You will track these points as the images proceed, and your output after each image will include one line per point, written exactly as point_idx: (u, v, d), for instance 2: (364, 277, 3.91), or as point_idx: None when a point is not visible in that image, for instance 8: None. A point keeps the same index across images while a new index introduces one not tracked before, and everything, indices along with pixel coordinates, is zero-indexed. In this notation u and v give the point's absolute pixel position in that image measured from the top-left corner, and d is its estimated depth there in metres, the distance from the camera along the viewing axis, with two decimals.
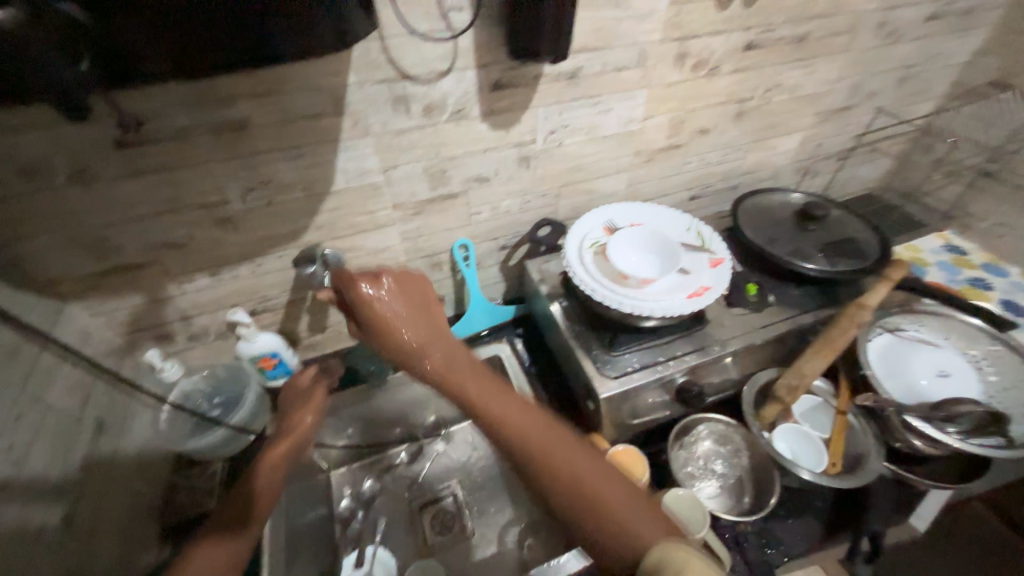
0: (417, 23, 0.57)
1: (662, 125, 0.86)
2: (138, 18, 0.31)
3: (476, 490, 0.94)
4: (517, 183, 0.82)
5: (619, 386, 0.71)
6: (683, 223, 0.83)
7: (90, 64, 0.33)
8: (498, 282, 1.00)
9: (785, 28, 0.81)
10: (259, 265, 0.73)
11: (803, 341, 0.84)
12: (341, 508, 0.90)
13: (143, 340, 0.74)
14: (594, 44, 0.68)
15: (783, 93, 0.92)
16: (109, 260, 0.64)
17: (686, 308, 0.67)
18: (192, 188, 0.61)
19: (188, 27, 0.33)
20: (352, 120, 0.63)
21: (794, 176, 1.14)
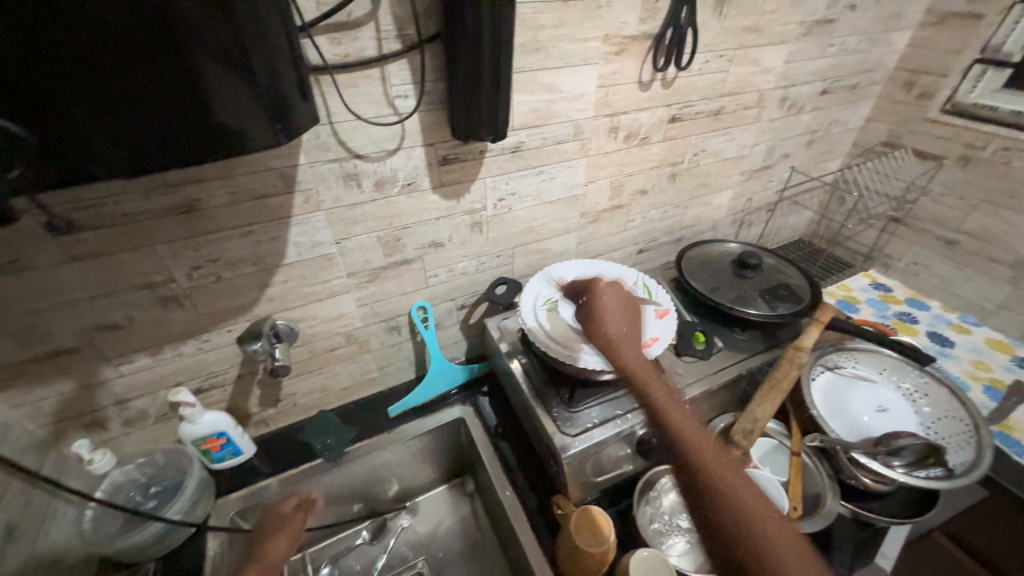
0: (364, 110, 0.62)
1: (603, 189, 0.93)
2: (70, 124, 0.34)
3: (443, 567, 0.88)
4: (471, 246, 0.86)
5: (580, 444, 0.70)
6: (630, 276, 0.87)
7: (23, 171, 0.34)
8: (459, 342, 1.01)
9: (702, 104, 0.92)
10: (206, 341, 0.71)
11: (753, 383, 0.88)
12: None
13: (71, 430, 0.69)
14: (533, 122, 0.75)
15: (709, 157, 1.03)
16: (37, 347, 0.60)
17: (636, 360, 0.69)
18: (135, 269, 0.60)
19: (121, 127, 0.35)
20: (304, 197, 0.65)
21: (730, 227, 1.24)
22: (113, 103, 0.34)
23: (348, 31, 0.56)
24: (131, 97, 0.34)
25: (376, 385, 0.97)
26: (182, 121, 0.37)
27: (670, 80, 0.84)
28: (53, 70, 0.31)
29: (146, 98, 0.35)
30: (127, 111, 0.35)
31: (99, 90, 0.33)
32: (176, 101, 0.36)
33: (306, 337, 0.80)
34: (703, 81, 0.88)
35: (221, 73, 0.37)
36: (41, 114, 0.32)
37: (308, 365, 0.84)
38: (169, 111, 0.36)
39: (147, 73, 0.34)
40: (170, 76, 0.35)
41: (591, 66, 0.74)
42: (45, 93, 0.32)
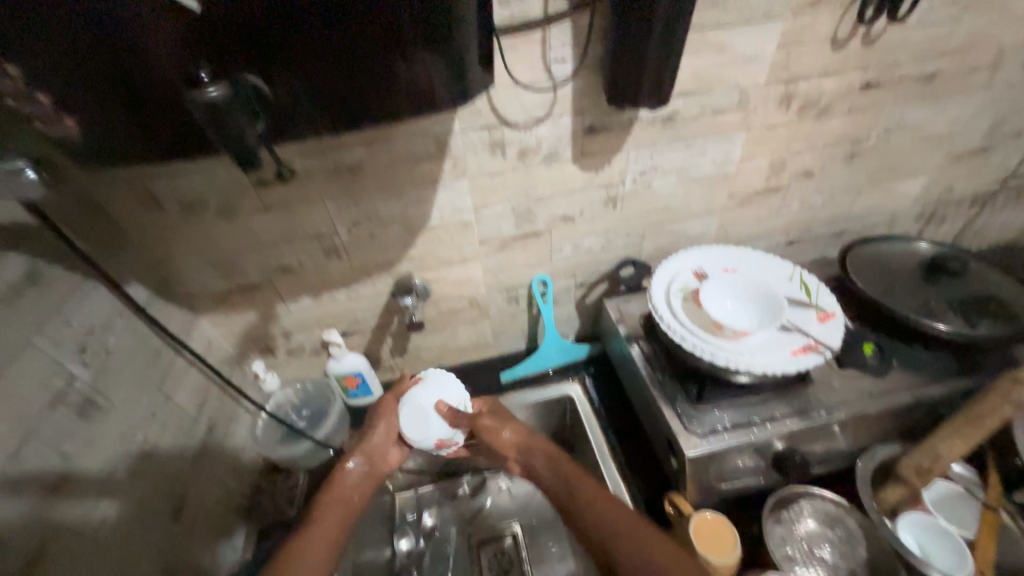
0: (521, 74, 0.60)
1: (761, 168, 0.81)
2: (289, 65, 0.35)
3: (537, 534, 0.90)
4: (602, 222, 0.82)
5: (708, 446, 0.65)
6: (784, 270, 0.76)
7: (264, 122, 0.37)
8: (572, 319, 0.99)
9: (910, 66, 0.74)
10: (356, 290, 0.79)
11: (933, 414, 0.72)
12: (400, 549, 0.87)
13: (251, 352, 0.83)
14: (694, 88, 0.67)
15: (903, 134, 0.83)
16: (235, 280, 0.72)
17: (789, 368, 0.61)
18: (309, 220, 0.67)
19: (324, 64, 0.36)
20: (452, 162, 0.66)
21: (914, 222, 1.02)
22: (319, 49, 0.35)
23: None
24: (315, 19, 0.33)
25: (490, 350, 1.00)
26: (378, 60, 0.36)
27: (874, 36, 0.68)
28: (280, 14, 0.32)
29: (347, 40, 0.35)
30: (338, 54, 0.35)
31: (309, 24, 0.33)
32: (371, 43, 0.35)
33: (436, 297, 0.85)
34: (920, 36, 0.70)
35: (407, 18, 0.35)
36: (271, 55, 0.34)
37: (434, 323, 0.90)
38: (365, 55, 0.36)
39: (357, 22, 0.34)
40: (373, 20, 0.34)
41: (775, 20, 0.63)
42: (265, 34, 0.33)
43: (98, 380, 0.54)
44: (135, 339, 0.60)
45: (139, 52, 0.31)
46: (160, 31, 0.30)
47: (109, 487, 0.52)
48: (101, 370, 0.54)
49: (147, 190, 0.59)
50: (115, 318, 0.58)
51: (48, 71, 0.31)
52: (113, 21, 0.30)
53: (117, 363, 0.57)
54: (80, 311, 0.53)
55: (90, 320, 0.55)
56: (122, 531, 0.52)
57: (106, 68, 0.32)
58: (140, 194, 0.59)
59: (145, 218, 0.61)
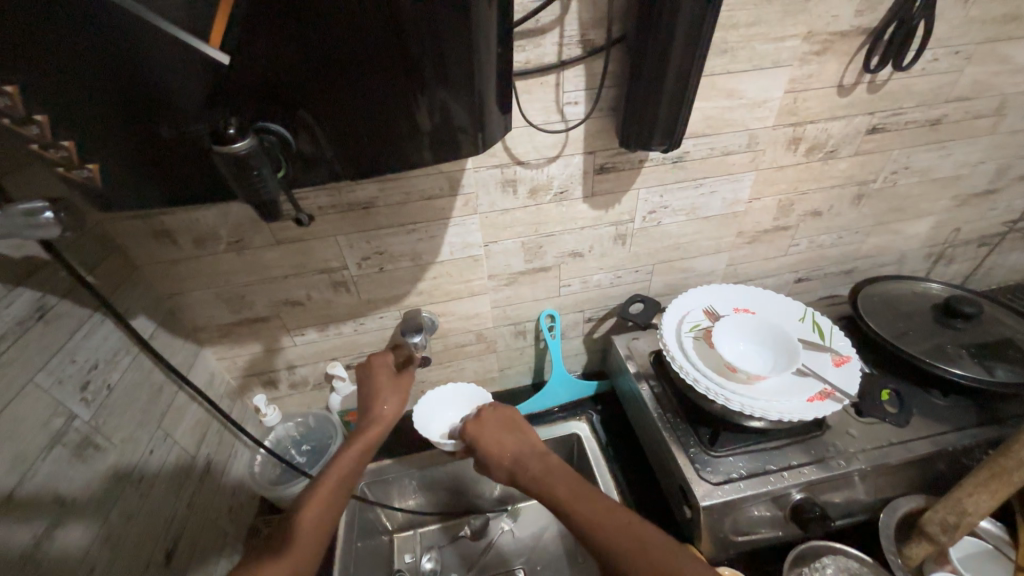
0: (535, 116, 0.61)
1: (769, 207, 0.82)
2: (312, 115, 0.35)
3: None
4: (611, 259, 0.82)
5: (724, 496, 0.62)
6: (795, 311, 0.76)
7: (286, 171, 0.38)
8: (579, 354, 0.97)
9: (916, 111, 0.75)
10: (362, 323, 0.78)
11: (955, 464, 0.69)
12: None
13: (253, 384, 0.81)
14: (703, 130, 0.68)
15: (910, 176, 0.84)
16: (241, 312, 0.71)
17: (807, 415, 0.59)
18: (319, 254, 0.67)
19: (346, 113, 0.36)
20: (464, 200, 0.67)
21: (924, 261, 1.02)
22: (342, 100, 0.35)
23: (534, 37, 0.55)
24: (340, 72, 0.34)
25: (495, 384, 0.98)
26: (400, 112, 0.37)
27: (880, 83, 0.70)
28: (307, 67, 0.33)
29: (371, 93, 0.36)
30: (361, 105, 0.36)
31: (335, 80, 0.34)
32: (394, 96, 0.36)
33: (443, 331, 0.84)
34: (924, 84, 0.72)
35: (430, 73, 0.36)
36: (295, 106, 0.35)
37: (440, 357, 0.89)
38: (388, 107, 0.37)
39: (380, 74, 0.35)
40: (397, 75, 0.35)
41: (783, 68, 0.64)
42: (290, 86, 0.34)
43: (98, 418, 0.52)
44: (137, 373, 0.59)
45: (170, 107, 0.32)
46: (193, 89, 0.31)
47: (100, 531, 0.50)
48: (102, 408, 0.53)
49: (161, 224, 0.59)
50: (120, 354, 0.57)
51: (80, 127, 0.32)
52: (148, 80, 0.31)
53: (119, 400, 0.56)
54: (85, 347, 0.53)
55: (95, 355, 0.54)
56: None
57: (137, 123, 0.33)
58: (153, 227, 0.59)
59: (156, 251, 0.61)
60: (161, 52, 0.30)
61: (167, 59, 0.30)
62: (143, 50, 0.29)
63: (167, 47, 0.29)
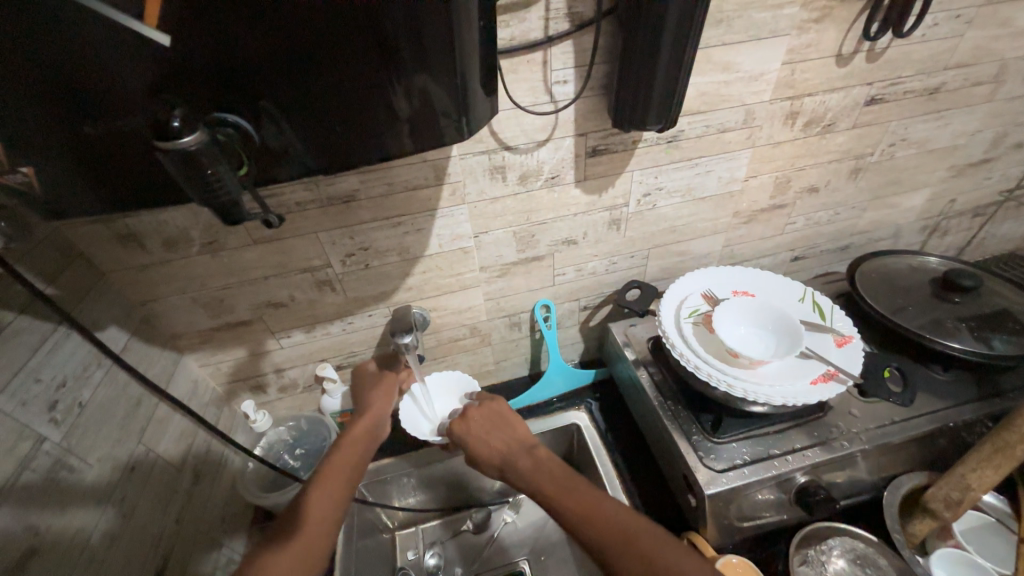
0: (521, 98, 0.57)
1: (766, 185, 0.79)
2: (275, 104, 0.32)
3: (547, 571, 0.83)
4: (606, 245, 0.79)
5: (729, 483, 0.61)
6: (795, 292, 0.74)
7: (248, 168, 0.34)
8: (576, 343, 0.95)
9: (915, 80, 0.73)
10: (350, 322, 0.75)
11: (955, 439, 0.69)
12: None
13: (240, 390, 0.78)
14: (699, 107, 0.65)
15: (907, 148, 0.82)
16: (222, 317, 0.67)
17: (811, 398, 0.58)
18: (300, 253, 0.64)
19: (314, 101, 0.33)
20: (451, 190, 0.63)
21: (919, 234, 1.01)
22: (308, 86, 0.32)
23: (518, 12, 0.51)
24: (303, 53, 0.30)
25: (491, 377, 0.96)
26: (376, 100, 0.34)
27: (879, 51, 0.67)
28: (264, 48, 0.29)
29: (343, 79, 0.32)
30: (330, 91, 0.32)
31: (299, 65, 0.31)
32: (369, 82, 0.33)
33: (435, 326, 0.81)
34: (924, 51, 0.69)
35: (408, 55, 0.33)
36: (255, 94, 0.31)
37: (434, 353, 0.86)
38: (363, 95, 0.33)
39: (348, 55, 0.31)
40: (371, 58, 0.32)
41: (780, 38, 0.61)
42: (247, 71, 0.30)
43: (71, 438, 0.50)
44: (111, 388, 0.56)
45: (111, 101, 0.29)
46: (135, 77, 0.28)
47: (80, 556, 0.47)
48: (74, 428, 0.50)
49: (125, 228, 0.55)
50: (90, 368, 0.54)
51: (8, 128, 0.29)
52: (82, 70, 0.27)
53: (92, 418, 0.53)
54: (50, 364, 0.49)
55: (62, 372, 0.51)
56: None
57: (73, 119, 0.29)
58: (118, 232, 0.55)
59: (123, 257, 0.57)
60: (94, 37, 0.26)
61: (101, 44, 0.27)
62: (72, 34, 0.26)
63: (101, 30, 0.26)
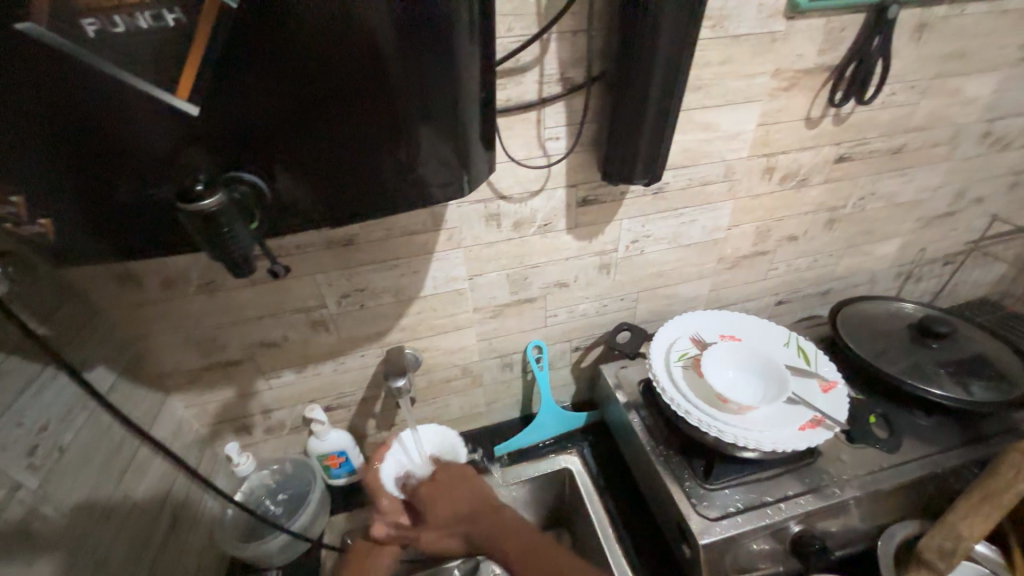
0: (517, 151, 0.61)
1: (748, 234, 0.83)
2: (287, 160, 0.34)
3: None
4: (596, 288, 0.81)
5: (723, 533, 0.60)
6: (780, 336, 0.76)
7: (260, 222, 0.35)
8: (567, 384, 0.96)
9: (879, 141, 0.79)
10: (342, 362, 0.75)
11: (944, 485, 0.69)
12: None
13: (225, 431, 0.76)
14: (682, 162, 0.70)
15: (877, 201, 0.88)
16: (213, 356, 0.67)
17: (801, 445, 0.59)
18: (297, 293, 0.64)
19: (323, 157, 0.35)
20: (447, 235, 0.66)
21: (894, 281, 1.05)
22: (319, 144, 0.34)
23: (515, 76, 0.55)
24: (316, 117, 0.33)
25: (482, 418, 0.95)
26: (383, 154, 0.36)
27: (845, 115, 0.73)
28: (281, 112, 0.32)
29: (352, 136, 0.34)
30: (341, 149, 0.35)
31: (311, 127, 0.33)
32: (377, 141, 0.35)
33: (427, 366, 0.81)
34: (885, 116, 0.75)
35: (414, 116, 0.35)
36: (268, 153, 0.33)
37: (425, 393, 0.85)
38: (371, 151, 0.36)
39: (359, 118, 0.34)
40: (380, 118, 0.34)
41: (754, 102, 0.67)
42: (264, 133, 0.32)
43: (46, 485, 0.48)
44: (93, 431, 0.55)
45: (136, 161, 0.31)
46: (162, 140, 0.30)
47: None
48: (51, 474, 0.49)
49: (125, 267, 0.56)
50: (74, 410, 0.53)
51: (33, 180, 0.30)
52: (113, 133, 0.30)
53: (71, 463, 0.51)
54: (33, 407, 0.48)
55: (45, 415, 0.50)
56: None
57: (99, 177, 0.31)
58: (117, 271, 0.56)
59: (119, 296, 0.58)
60: (128, 105, 0.29)
61: (133, 111, 0.29)
62: (108, 101, 0.28)
63: (136, 99, 0.29)
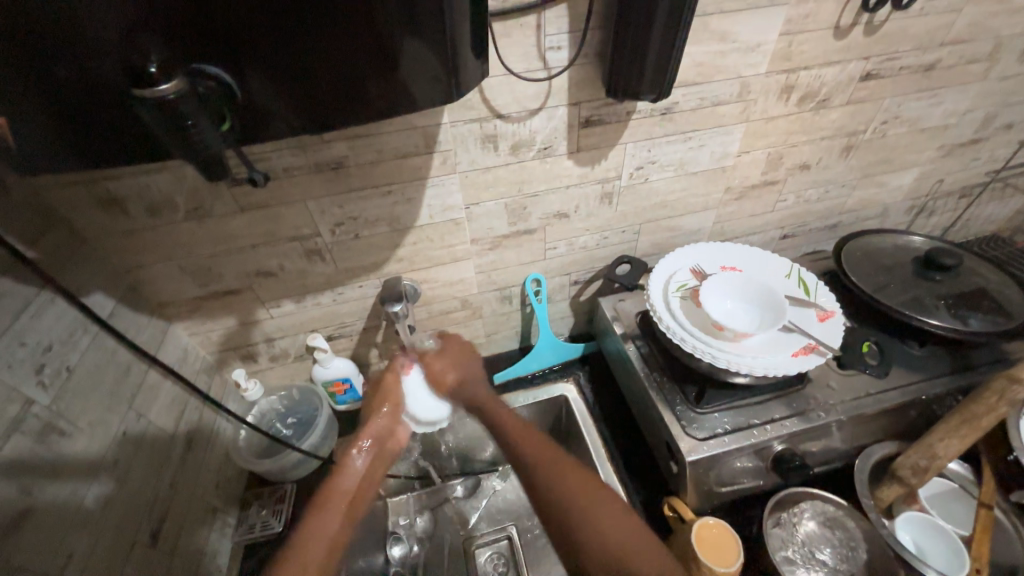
0: (515, 64, 0.56)
1: (759, 161, 0.79)
2: (254, 59, 0.31)
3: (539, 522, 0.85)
4: (597, 219, 0.79)
5: (709, 450, 0.63)
6: (781, 268, 0.75)
7: (232, 123, 0.33)
8: (566, 317, 0.96)
9: (910, 56, 0.72)
10: (340, 293, 0.75)
11: (927, 411, 0.72)
12: (394, 556, 0.80)
13: (231, 359, 0.78)
14: (695, 78, 0.64)
15: (900, 126, 0.82)
16: (210, 285, 0.67)
17: (790, 369, 0.60)
18: (289, 222, 0.63)
19: (294, 57, 0.32)
20: (442, 158, 0.62)
21: (906, 214, 1.02)
22: (288, 40, 0.31)
23: None
24: (279, 3, 0.29)
25: (482, 350, 0.97)
26: (359, 56, 0.33)
27: (877, 24, 0.66)
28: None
29: (324, 32, 0.31)
30: (312, 45, 0.31)
31: (277, 18, 0.30)
32: (354, 39, 0.32)
33: (426, 298, 0.81)
34: (922, 25, 0.68)
35: (393, 11, 0.31)
36: (234, 49, 0.30)
37: (425, 325, 0.87)
38: (349, 52, 0.32)
39: (330, 8, 0.30)
40: (352, 12, 0.31)
41: (780, 7, 0.60)
42: (224, 22, 0.29)
43: (60, 402, 0.50)
44: (99, 354, 0.56)
45: (85, 49, 0.28)
46: (112, 23, 0.27)
47: (75, 518, 0.48)
48: (63, 392, 0.51)
49: (107, 191, 0.54)
50: (77, 334, 0.54)
51: None
52: (53, 17, 0.27)
53: (80, 383, 0.53)
54: (35, 329, 0.49)
55: (48, 337, 0.50)
56: (91, 565, 0.49)
57: (47, 67, 0.28)
58: (100, 196, 0.54)
59: (107, 223, 0.56)
60: None
61: None
62: None
63: None
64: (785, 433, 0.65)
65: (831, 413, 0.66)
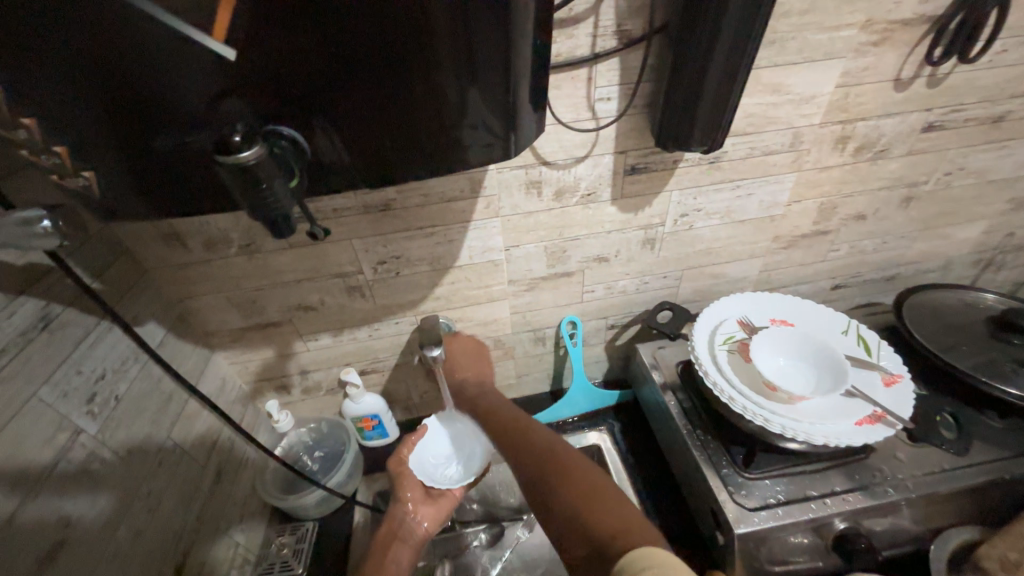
0: (564, 114, 0.57)
1: (810, 211, 0.76)
2: (324, 119, 0.32)
3: None
4: (638, 264, 0.77)
5: (761, 523, 0.58)
6: (837, 323, 0.71)
7: (299, 179, 0.33)
8: (600, 361, 0.93)
9: (978, 107, 0.69)
10: (377, 329, 0.75)
11: (1011, 492, 0.64)
12: None
13: (265, 389, 0.79)
14: (745, 129, 0.63)
15: (965, 177, 0.78)
16: (254, 317, 0.68)
17: (857, 440, 0.55)
18: (334, 259, 0.64)
19: (361, 117, 0.33)
20: (486, 202, 0.63)
21: (971, 268, 0.95)
22: (356, 101, 0.32)
23: (566, 28, 0.51)
24: (352, 67, 0.30)
25: (512, 390, 0.95)
26: (422, 114, 0.33)
27: (941, 77, 0.64)
28: (318, 65, 0.30)
29: (391, 92, 0.32)
30: (378, 106, 0.32)
31: (349, 80, 0.31)
32: (418, 98, 0.32)
33: None
34: (989, 78, 0.65)
35: (458, 71, 0.32)
36: (307, 109, 0.31)
37: None
38: (412, 111, 0.33)
39: (399, 71, 0.31)
40: (420, 74, 0.31)
41: (837, 60, 0.59)
42: (301, 87, 0.30)
43: (105, 431, 0.51)
44: (146, 381, 0.58)
45: (173, 112, 0.29)
46: (201, 87, 0.29)
47: (108, 551, 0.48)
48: (110, 419, 0.52)
49: (170, 227, 0.56)
50: (128, 362, 0.55)
51: (75, 133, 0.30)
52: (148, 84, 0.28)
53: (126, 410, 0.54)
54: (91, 357, 0.51)
55: (102, 365, 0.52)
56: None
57: (138, 128, 0.30)
58: (163, 231, 0.56)
59: (166, 255, 0.59)
60: (159, 48, 0.27)
61: (167, 56, 0.27)
62: (141, 47, 0.27)
63: (169, 39, 0.27)
64: (847, 509, 0.59)
65: (900, 492, 0.60)
